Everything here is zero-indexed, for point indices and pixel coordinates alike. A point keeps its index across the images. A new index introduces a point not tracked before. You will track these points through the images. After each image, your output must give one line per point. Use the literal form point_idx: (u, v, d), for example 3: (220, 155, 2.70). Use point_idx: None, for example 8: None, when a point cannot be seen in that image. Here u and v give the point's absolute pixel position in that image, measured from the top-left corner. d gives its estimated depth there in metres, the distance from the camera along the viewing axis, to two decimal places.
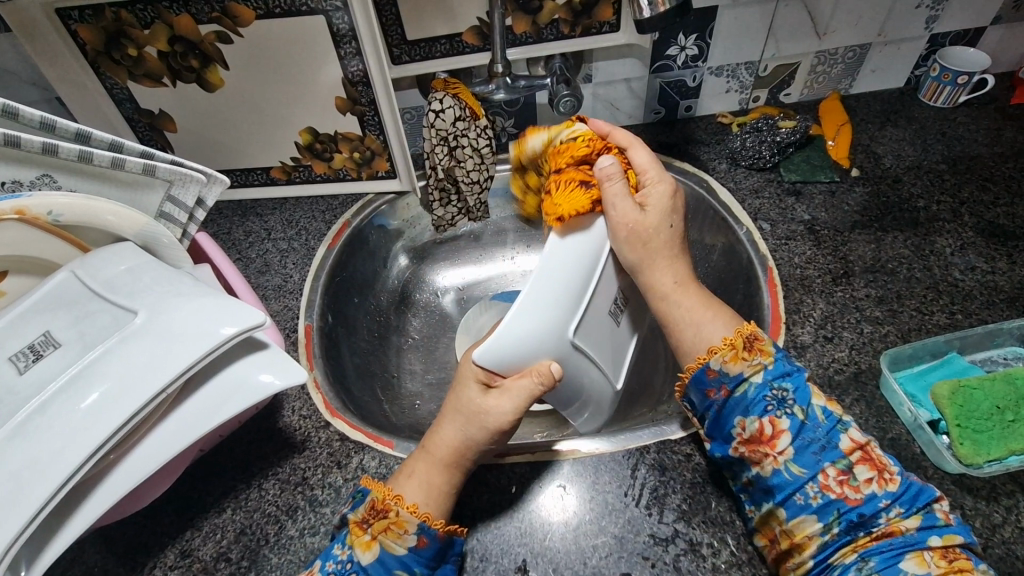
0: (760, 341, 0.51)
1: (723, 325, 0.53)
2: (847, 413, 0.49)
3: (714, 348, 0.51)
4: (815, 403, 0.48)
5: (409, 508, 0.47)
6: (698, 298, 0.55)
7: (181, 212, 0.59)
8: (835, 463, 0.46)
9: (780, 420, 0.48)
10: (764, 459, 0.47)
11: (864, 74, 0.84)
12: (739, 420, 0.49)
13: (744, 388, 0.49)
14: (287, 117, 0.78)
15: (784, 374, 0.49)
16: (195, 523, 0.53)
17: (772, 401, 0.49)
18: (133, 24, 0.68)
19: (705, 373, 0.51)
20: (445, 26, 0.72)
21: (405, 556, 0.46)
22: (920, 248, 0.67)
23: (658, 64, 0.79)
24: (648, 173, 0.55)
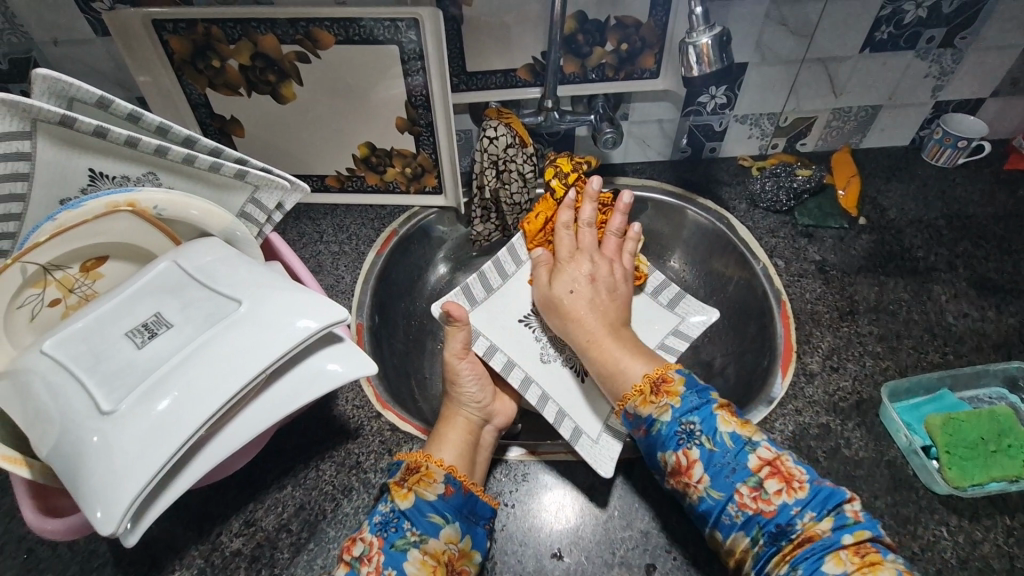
0: (670, 382, 0.57)
1: (646, 365, 0.62)
2: (757, 434, 0.54)
3: (625, 397, 0.58)
4: (722, 430, 0.53)
5: (436, 461, 0.56)
6: (617, 346, 0.65)
7: (260, 213, 0.65)
8: (747, 481, 0.51)
9: (692, 450, 0.53)
10: (689, 488, 0.53)
11: (874, 132, 0.93)
12: (661, 456, 0.55)
13: (657, 428, 0.55)
14: (349, 131, 0.84)
15: (691, 409, 0.55)
16: (257, 497, 0.59)
17: (682, 435, 0.54)
18: (220, 39, 0.74)
19: (626, 418, 0.58)
20: (502, 61, 0.79)
21: (436, 502, 0.53)
22: (918, 294, 0.74)
23: (690, 109, 0.87)
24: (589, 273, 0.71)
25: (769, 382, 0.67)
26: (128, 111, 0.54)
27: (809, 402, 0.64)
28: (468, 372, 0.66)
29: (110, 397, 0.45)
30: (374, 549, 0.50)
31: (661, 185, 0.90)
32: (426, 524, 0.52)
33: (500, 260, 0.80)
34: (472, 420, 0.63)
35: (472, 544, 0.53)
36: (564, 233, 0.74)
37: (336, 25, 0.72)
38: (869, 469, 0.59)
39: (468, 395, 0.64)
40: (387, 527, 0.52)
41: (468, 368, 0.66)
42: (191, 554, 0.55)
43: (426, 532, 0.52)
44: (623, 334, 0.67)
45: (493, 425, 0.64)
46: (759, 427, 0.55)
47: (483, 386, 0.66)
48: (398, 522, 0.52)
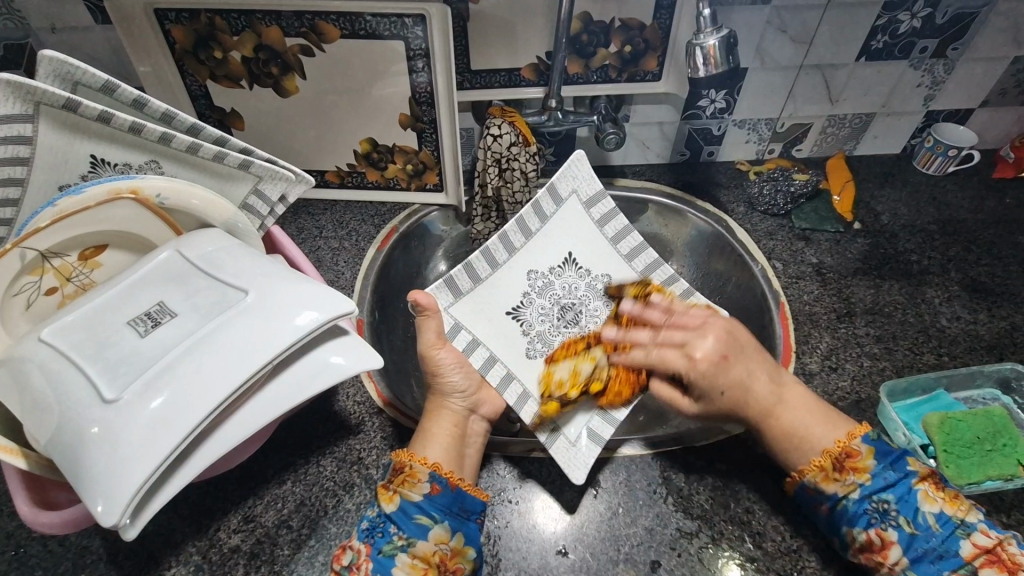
0: (855, 456, 0.53)
1: (831, 429, 0.56)
2: (970, 514, 0.50)
3: (804, 470, 0.54)
4: (924, 511, 0.50)
5: (419, 459, 0.55)
6: (801, 412, 0.57)
7: (264, 205, 0.64)
8: (954, 570, 0.48)
9: (887, 531, 0.50)
10: (880, 567, 0.50)
11: (867, 139, 0.95)
12: (846, 531, 0.52)
13: (842, 506, 0.52)
14: (351, 127, 0.84)
15: (885, 486, 0.51)
16: (256, 492, 0.58)
17: (874, 514, 0.51)
18: (224, 30, 0.73)
19: (804, 490, 0.55)
20: (507, 60, 0.79)
21: (422, 502, 0.53)
22: (913, 296, 0.76)
23: (690, 112, 0.88)
24: (704, 342, 0.61)
25: None
26: (133, 97, 0.54)
27: None
28: (448, 360, 0.63)
29: (113, 386, 0.44)
30: (363, 556, 0.50)
31: (660, 188, 0.91)
32: (414, 526, 0.52)
33: (506, 234, 0.70)
34: (456, 411, 0.62)
35: (465, 540, 0.53)
36: (634, 333, 0.66)
37: (342, 18, 0.72)
38: None
39: (449, 385, 0.62)
40: (374, 532, 0.51)
41: (449, 357, 0.63)
42: (188, 551, 0.54)
43: (413, 534, 0.51)
44: (784, 380, 0.60)
45: (480, 415, 0.63)
46: (970, 503, 0.51)
47: (467, 373, 0.64)
48: (384, 526, 0.52)
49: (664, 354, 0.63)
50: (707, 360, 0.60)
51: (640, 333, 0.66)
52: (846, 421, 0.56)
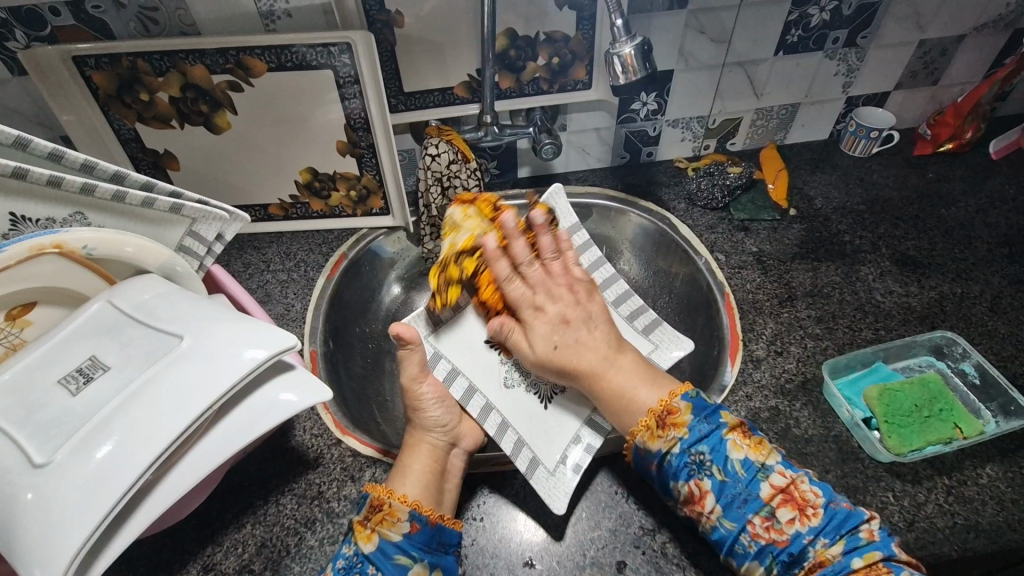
0: (677, 412, 0.55)
1: (654, 390, 0.59)
2: (771, 457, 0.52)
3: (633, 432, 0.56)
4: (733, 458, 0.52)
5: (397, 497, 0.55)
6: (631, 373, 0.60)
7: (200, 245, 0.64)
8: (759, 512, 0.50)
9: (704, 481, 0.52)
10: (700, 517, 0.52)
11: (796, 128, 0.99)
12: (672, 486, 0.53)
13: (666, 462, 0.54)
14: (290, 158, 0.83)
15: (700, 438, 0.53)
16: (215, 539, 0.56)
17: (693, 466, 0.52)
18: (147, 72, 0.72)
19: (636, 451, 0.57)
20: (439, 79, 0.80)
21: (401, 541, 0.53)
22: (849, 276, 0.79)
23: (624, 116, 0.90)
24: (550, 308, 0.64)
25: (720, 371, 0.70)
26: (49, 150, 0.52)
27: (757, 386, 0.67)
28: (430, 396, 0.63)
29: (45, 448, 0.42)
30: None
31: (604, 192, 0.93)
32: (392, 566, 0.51)
33: None
34: (436, 445, 0.61)
35: None
36: (498, 262, 0.65)
37: (267, 52, 0.72)
38: (818, 445, 0.62)
39: (431, 420, 0.62)
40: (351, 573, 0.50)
41: (431, 390, 0.64)
42: None
43: None
44: (624, 348, 0.63)
45: (461, 449, 0.63)
46: (772, 448, 0.53)
47: (448, 408, 0.64)
48: (362, 566, 0.50)
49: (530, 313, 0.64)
50: (548, 321, 0.63)
51: (500, 263, 0.65)
52: (665, 382, 0.60)
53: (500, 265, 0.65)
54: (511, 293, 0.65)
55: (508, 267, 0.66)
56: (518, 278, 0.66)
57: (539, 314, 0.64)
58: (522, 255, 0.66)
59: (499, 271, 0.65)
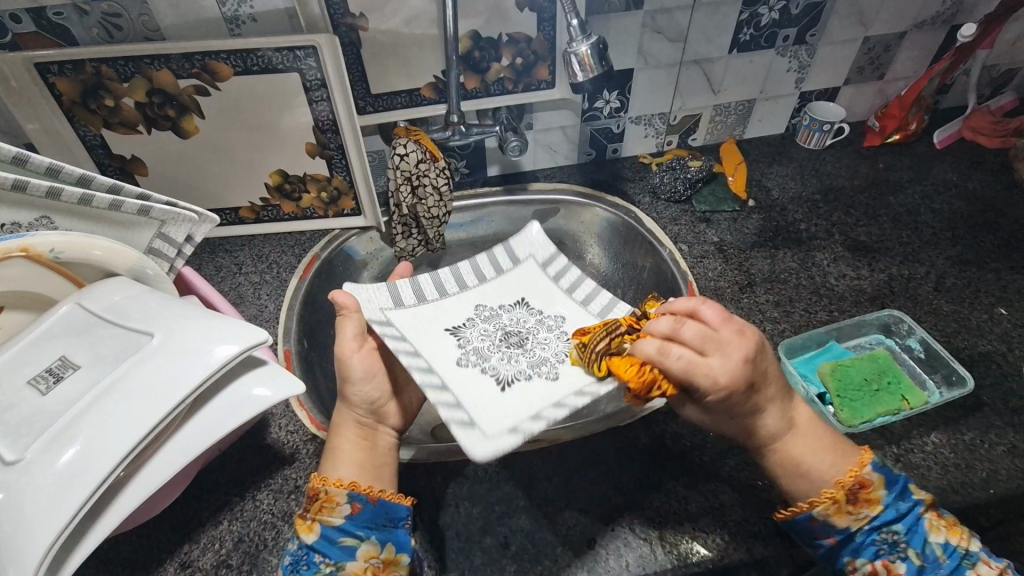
0: (869, 485, 0.51)
1: (838, 459, 0.53)
2: (972, 542, 0.50)
3: (814, 501, 0.51)
4: (932, 541, 0.50)
5: (334, 482, 0.54)
6: (816, 439, 0.54)
7: (170, 247, 0.64)
8: None
9: (895, 563, 0.50)
10: None
11: (753, 123, 1.03)
12: (849, 562, 0.51)
13: (853, 538, 0.51)
14: (259, 161, 0.84)
15: (897, 517, 0.50)
16: (192, 537, 0.57)
17: (883, 545, 0.50)
18: (111, 78, 0.73)
19: (808, 520, 0.52)
20: (404, 81, 0.82)
21: (344, 524, 0.53)
22: (804, 261, 0.82)
23: (588, 114, 0.93)
24: (714, 361, 0.50)
25: None
26: (13, 154, 0.52)
27: None
28: (360, 370, 0.59)
29: (17, 446, 0.43)
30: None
31: (572, 188, 0.96)
32: (339, 550, 0.52)
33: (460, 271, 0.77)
34: (363, 422, 0.60)
35: (396, 548, 0.53)
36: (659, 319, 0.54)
37: (232, 56, 0.73)
38: None
39: (363, 395, 0.59)
40: (298, 565, 0.51)
41: (362, 362, 0.60)
42: None
43: (340, 559, 0.52)
44: (794, 404, 0.55)
45: (390, 425, 0.61)
46: (968, 530, 0.51)
47: (379, 381, 0.60)
48: (308, 558, 0.52)
49: (685, 361, 0.50)
50: (734, 391, 0.50)
51: (659, 319, 0.54)
52: (847, 447, 0.54)
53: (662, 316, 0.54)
54: (675, 353, 0.51)
55: (687, 302, 0.55)
56: (689, 320, 0.52)
57: (698, 363, 0.50)
58: (683, 305, 0.55)
59: (658, 327, 0.53)
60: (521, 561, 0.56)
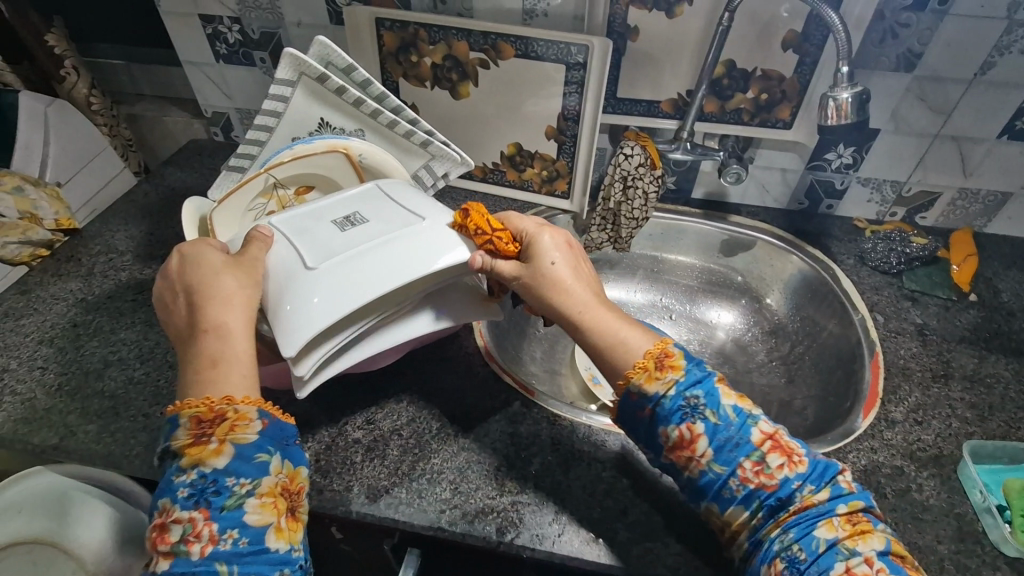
0: (671, 356, 0.56)
1: (645, 336, 0.58)
2: (756, 408, 0.54)
3: (630, 374, 0.55)
4: (724, 404, 0.53)
5: (241, 398, 0.49)
6: (613, 317, 0.60)
7: (430, 177, 0.80)
8: (749, 455, 0.51)
9: (694, 424, 0.52)
10: (690, 462, 0.52)
11: (1000, 218, 0.94)
12: (662, 431, 0.53)
13: (661, 404, 0.53)
14: (503, 131, 0.98)
15: (695, 382, 0.54)
16: (379, 403, 0.71)
17: (686, 409, 0.53)
18: (424, 40, 0.91)
19: (629, 397, 0.55)
20: (649, 92, 0.90)
21: (258, 441, 0.49)
22: (1021, 374, 0.75)
23: (813, 163, 0.93)
24: (545, 238, 0.63)
25: (850, 419, 0.71)
26: (363, 79, 0.71)
27: (886, 444, 0.67)
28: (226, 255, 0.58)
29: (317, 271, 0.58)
30: (198, 522, 0.45)
31: (773, 229, 0.97)
32: (253, 467, 0.47)
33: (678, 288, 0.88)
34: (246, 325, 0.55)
35: (298, 464, 0.51)
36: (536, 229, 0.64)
37: (519, 41, 0.87)
38: (938, 516, 0.61)
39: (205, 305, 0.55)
40: (203, 495, 0.45)
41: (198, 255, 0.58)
42: (321, 433, 0.68)
43: (255, 475, 0.47)
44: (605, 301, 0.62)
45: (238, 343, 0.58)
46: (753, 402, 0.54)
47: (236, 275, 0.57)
48: (216, 484, 0.46)
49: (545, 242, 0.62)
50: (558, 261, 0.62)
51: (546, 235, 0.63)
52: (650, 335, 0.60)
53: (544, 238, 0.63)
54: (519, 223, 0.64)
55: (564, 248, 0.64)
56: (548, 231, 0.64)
57: (547, 242, 0.62)
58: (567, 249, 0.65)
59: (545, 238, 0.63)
60: (635, 533, 0.60)
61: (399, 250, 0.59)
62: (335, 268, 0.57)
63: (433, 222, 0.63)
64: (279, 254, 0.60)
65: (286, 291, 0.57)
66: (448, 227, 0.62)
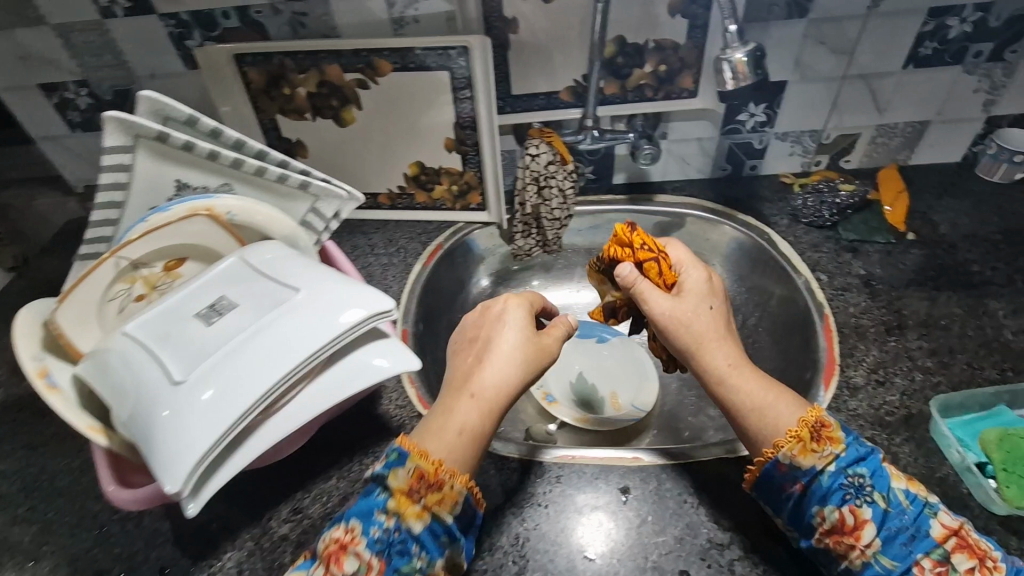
0: (829, 426, 0.54)
1: (786, 405, 0.56)
2: (932, 496, 0.53)
3: (778, 442, 0.53)
4: (894, 488, 0.51)
5: (461, 479, 0.50)
6: (759, 381, 0.57)
7: (320, 221, 0.71)
8: (929, 553, 0.49)
9: (862, 509, 0.51)
10: (852, 550, 0.50)
11: (923, 147, 0.91)
12: (818, 511, 0.52)
13: (817, 480, 0.52)
14: (401, 153, 0.90)
15: (856, 460, 0.52)
16: (305, 486, 0.64)
17: (849, 489, 0.51)
18: (292, 69, 0.83)
19: (775, 466, 0.54)
20: (545, 83, 0.84)
21: (449, 522, 0.50)
22: (974, 308, 0.71)
23: (728, 127, 0.89)
24: (691, 273, 0.66)
25: (811, 396, 0.66)
26: (211, 127, 0.62)
27: (852, 415, 0.63)
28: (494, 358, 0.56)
29: (181, 369, 0.50)
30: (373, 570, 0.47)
31: (701, 203, 0.92)
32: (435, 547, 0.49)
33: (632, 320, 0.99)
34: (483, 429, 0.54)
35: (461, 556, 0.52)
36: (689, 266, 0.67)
37: (394, 54, 0.79)
38: (919, 485, 0.57)
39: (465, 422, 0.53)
40: (390, 549, 0.48)
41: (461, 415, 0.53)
42: (244, 537, 0.60)
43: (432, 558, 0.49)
44: (741, 365, 0.59)
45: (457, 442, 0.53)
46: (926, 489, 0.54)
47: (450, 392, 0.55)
48: (404, 545, 0.48)
49: (693, 276, 0.66)
50: (714, 300, 0.64)
51: (692, 271, 0.66)
52: (801, 403, 0.57)
53: (693, 275, 0.66)
54: (672, 252, 0.69)
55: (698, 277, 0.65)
56: (692, 266, 0.67)
57: (699, 280, 0.65)
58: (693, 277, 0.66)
59: (691, 273, 0.66)
60: None
61: (278, 334, 0.52)
62: (206, 376, 0.49)
63: (309, 292, 0.56)
64: (139, 373, 0.50)
65: (152, 419, 0.48)
66: (329, 292, 0.56)
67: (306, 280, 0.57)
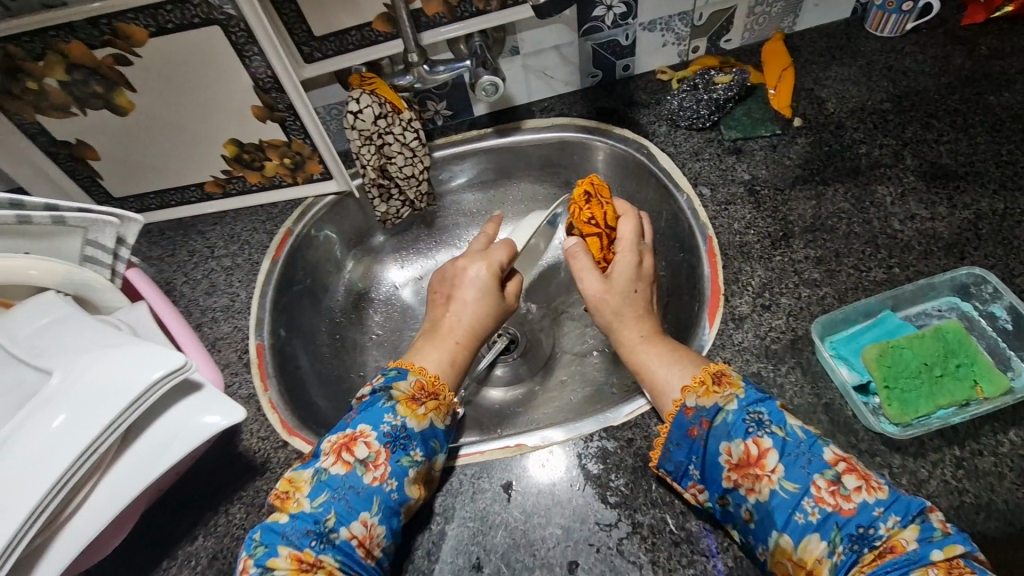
0: (730, 374, 0.53)
1: (683, 370, 0.55)
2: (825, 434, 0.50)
3: (687, 388, 0.52)
4: (792, 422, 0.49)
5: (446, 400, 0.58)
6: (661, 352, 0.58)
7: (104, 254, 0.59)
8: (824, 474, 0.45)
9: (762, 439, 0.47)
10: (759, 481, 0.47)
11: (808, 9, 0.79)
12: (724, 447, 0.49)
13: (720, 417, 0.49)
14: (208, 132, 0.75)
15: (758, 399, 0.50)
16: (169, 553, 0.56)
17: (751, 424, 0.48)
18: (23, 57, 0.64)
19: (683, 413, 0.51)
20: (352, 17, 0.68)
21: (435, 430, 0.56)
22: (860, 200, 0.65)
23: (586, 26, 0.75)
24: (625, 256, 0.63)
25: (696, 335, 0.61)
26: None
27: (738, 350, 0.58)
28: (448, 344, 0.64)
29: None
30: (381, 458, 0.52)
31: (573, 121, 0.81)
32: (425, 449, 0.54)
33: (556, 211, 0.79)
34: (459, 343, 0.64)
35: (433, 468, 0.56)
36: (625, 252, 0.64)
37: (141, 15, 0.62)
38: (805, 417, 0.54)
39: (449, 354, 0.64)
40: (396, 441, 0.53)
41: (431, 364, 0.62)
42: None
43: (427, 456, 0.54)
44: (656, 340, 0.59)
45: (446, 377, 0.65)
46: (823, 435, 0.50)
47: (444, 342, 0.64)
48: (405, 441, 0.53)
49: (624, 259, 0.63)
50: (639, 284, 0.63)
51: (623, 260, 0.63)
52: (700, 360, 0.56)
53: (625, 258, 0.63)
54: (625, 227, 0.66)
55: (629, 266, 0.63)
56: (631, 253, 0.64)
57: (626, 253, 0.64)
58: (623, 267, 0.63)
59: (623, 257, 0.63)
60: None
61: (30, 441, 0.43)
62: None
63: (66, 375, 0.45)
64: None
65: None
66: (94, 369, 0.45)
67: (65, 357, 0.46)
